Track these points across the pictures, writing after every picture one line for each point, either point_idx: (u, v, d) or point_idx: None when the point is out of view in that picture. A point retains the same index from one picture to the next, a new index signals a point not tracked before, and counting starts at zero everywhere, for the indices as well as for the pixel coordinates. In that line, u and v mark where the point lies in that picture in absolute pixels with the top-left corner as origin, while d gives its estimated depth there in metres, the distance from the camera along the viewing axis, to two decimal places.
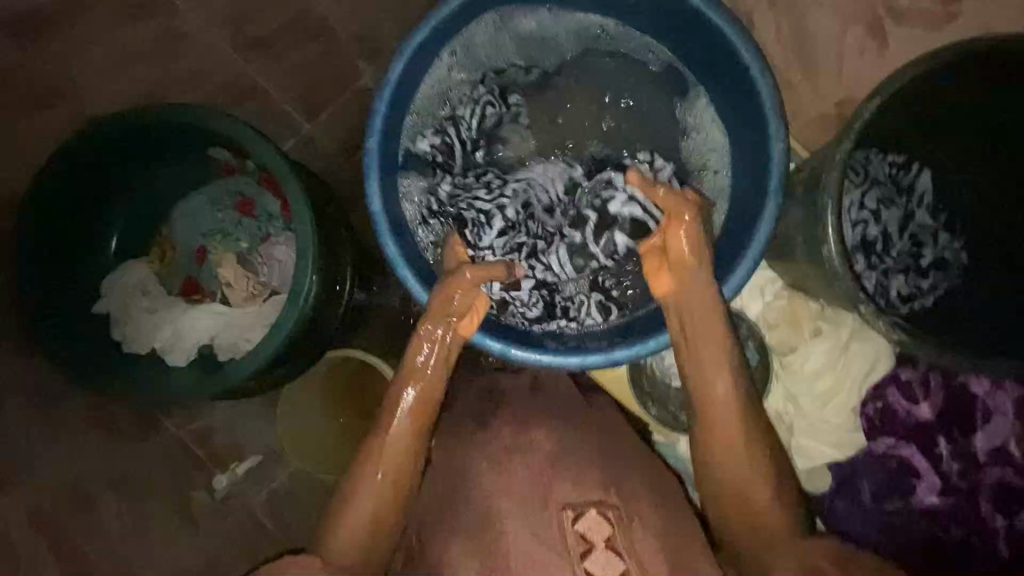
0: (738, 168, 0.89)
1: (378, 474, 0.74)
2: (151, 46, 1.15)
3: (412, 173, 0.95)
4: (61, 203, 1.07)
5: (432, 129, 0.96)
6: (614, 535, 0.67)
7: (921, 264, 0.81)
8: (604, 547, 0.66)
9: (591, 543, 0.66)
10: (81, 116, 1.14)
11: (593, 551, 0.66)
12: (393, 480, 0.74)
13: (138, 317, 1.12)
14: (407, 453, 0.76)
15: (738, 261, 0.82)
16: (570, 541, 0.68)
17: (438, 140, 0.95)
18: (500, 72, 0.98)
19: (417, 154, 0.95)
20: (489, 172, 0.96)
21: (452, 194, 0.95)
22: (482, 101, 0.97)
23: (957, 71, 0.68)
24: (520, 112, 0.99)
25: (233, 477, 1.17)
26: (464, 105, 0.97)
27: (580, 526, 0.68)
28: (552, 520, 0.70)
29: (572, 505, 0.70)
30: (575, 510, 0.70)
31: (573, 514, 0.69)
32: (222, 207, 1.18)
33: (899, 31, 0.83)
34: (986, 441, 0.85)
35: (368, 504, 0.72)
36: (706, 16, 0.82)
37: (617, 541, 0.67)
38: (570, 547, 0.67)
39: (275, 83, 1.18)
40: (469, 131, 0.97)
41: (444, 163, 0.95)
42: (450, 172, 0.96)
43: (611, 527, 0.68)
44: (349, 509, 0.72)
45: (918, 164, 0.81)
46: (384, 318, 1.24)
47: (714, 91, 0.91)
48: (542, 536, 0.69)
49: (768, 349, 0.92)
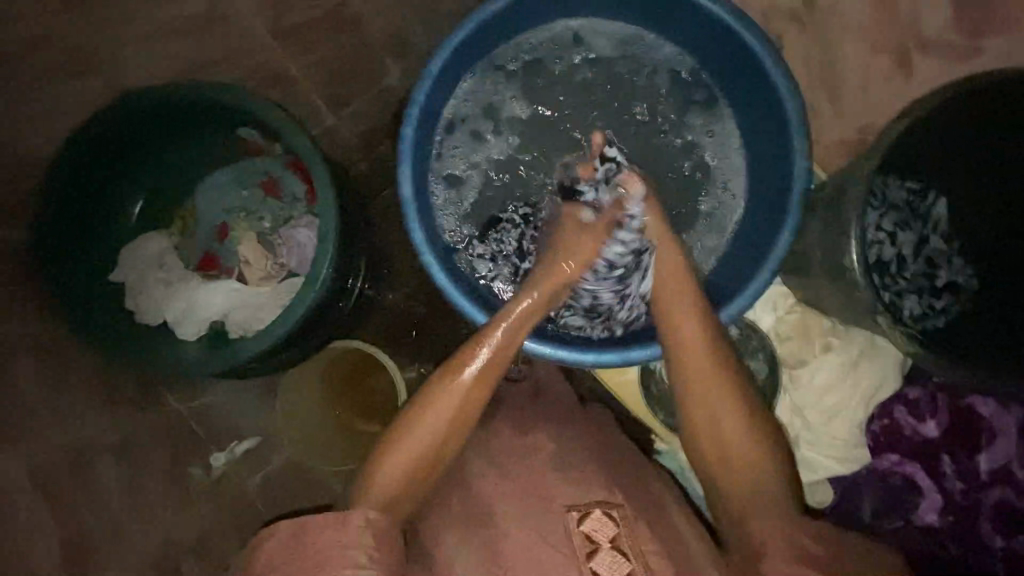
0: (757, 186, 0.93)
1: (424, 428, 0.77)
2: (192, 24, 1.18)
3: (449, 169, 0.99)
4: (88, 167, 1.08)
5: (454, 148, 0.99)
6: (618, 534, 0.66)
7: (934, 286, 0.84)
8: (610, 547, 0.65)
9: (596, 544, 0.66)
10: (117, 84, 1.16)
11: (599, 552, 0.65)
12: (406, 464, 0.75)
13: (154, 288, 1.13)
14: (454, 427, 0.78)
15: (757, 271, 0.84)
16: (575, 542, 0.67)
17: (463, 163, 0.99)
18: (520, 78, 1.00)
19: (452, 155, 0.99)
20: (512, 153, 1.00)
21: (481, 195, 0.99)
22: (490, 114, 1.00)
23: (983, 100, 0.71)
24: (532, 112, 1.00)
25: (231, 456, 1.19)
26: (477, 115, 0.99)
27: (585, 526, 0.67)
28: (558, 522, 0.69)
29: (577, 507, 0.70)
30: (580, 510, 0.69)
31: (579, 514, 0.68)
32: (247, 185, 1.19)
33: (925, 63, 0.85)
34: (989, 461, 0.86)
35: (387, 488, 0.74)
36: (739, 35, 0.85)
37: (623, 542, 0.66)
38: (576, 548, 0.66)
39: (308, 73, 1.21)
40: (484, 139, 1.00)
41: (475, 162, 1.00)
42: (485, 176, 0.99)
43: (617, 526, 0.67)
44: (374, 483, 0.74)
45: (935, 192, 0.84)
46: (399, 308, 1.25)
47: (743, 110, 0.94)
48: (551, 539, 0.68)
49: (778, 361, 0.93)
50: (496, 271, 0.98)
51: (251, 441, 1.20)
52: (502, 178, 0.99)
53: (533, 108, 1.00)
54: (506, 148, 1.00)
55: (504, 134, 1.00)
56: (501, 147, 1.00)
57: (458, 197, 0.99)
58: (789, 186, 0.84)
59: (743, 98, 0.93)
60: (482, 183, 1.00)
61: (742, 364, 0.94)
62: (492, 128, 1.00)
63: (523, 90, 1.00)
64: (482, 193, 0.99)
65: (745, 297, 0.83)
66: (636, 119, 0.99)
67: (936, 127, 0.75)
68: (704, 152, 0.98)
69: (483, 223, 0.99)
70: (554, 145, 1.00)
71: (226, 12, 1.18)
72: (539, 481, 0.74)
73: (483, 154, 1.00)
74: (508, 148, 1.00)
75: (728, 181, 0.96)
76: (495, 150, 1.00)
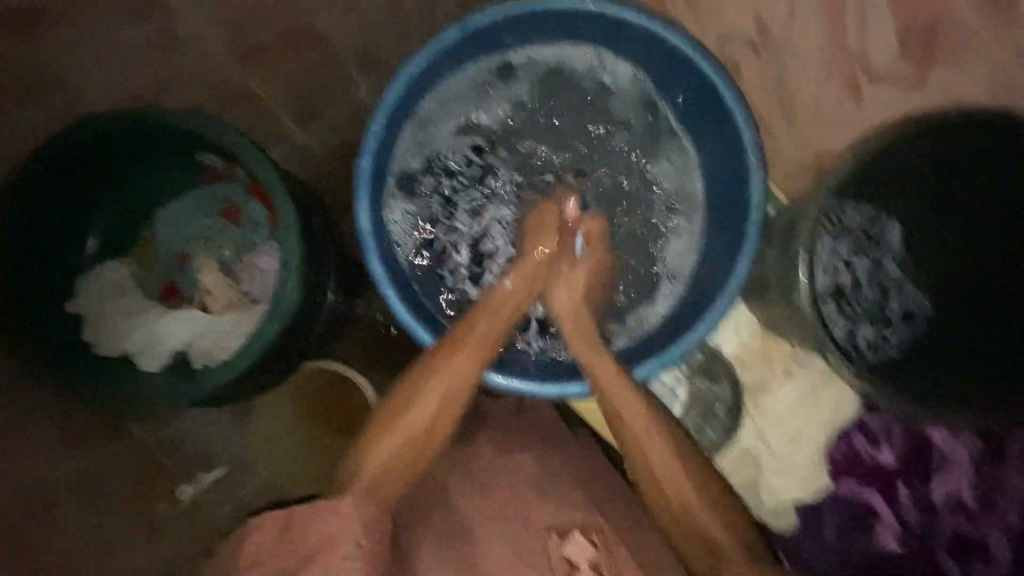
0: (714, 210, 0.94)
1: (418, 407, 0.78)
2: (146, 48, 1.15)
3: (434, 156, 1.00)
4: (42, 199, 1.05)
5: (422, 174, 1.00)
6: (595, 556, 0.70)
7: (888, 315, 0.86)
8: (584, 570, 0.67)
9: (576, 566, 0.72)
10: (69, 112, 1.13)
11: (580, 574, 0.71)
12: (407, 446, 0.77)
13: (113, 320, 1.10)
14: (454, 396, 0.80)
15: (717, 296, 0.85)
16: None
17: (430, 182, 1.00)
18: (484, 101, 1.01)
19: (437, 142, 1.00)
20: (481, 165, 1.01)
21: (446, 203, 1.00)
22: (455, 134, 1.01)
23: (933, 137, 0.70)
24: (496, 134, 1.02)
25: (198, 488, 1.16)
26: (442, 135, 1.00)
27: (565, 548, 0.71)
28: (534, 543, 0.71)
29: (555, 528, 0.73)
30: (559, 533, 0.73)
31: (558, 537, 0.72)
32: (209, 213, 1.17)
33: (875, 91, 0.79)
34: (943, 490, 0.87)
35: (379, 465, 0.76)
36: (693, 61, 0.85)
37: None
38: None
39: (269, 91, 1.18)
40: (451, 160, 1.01)
41: (441, 179, 1.00)
42: (465, 173, 1.01)
43: (592, 548, 0.69)
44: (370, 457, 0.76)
45: (890, 219, 0.85)
46: (365, 333, 1.23)
47: (700, 134, 0.95)
48: None
49: (741, 389, 0.93)
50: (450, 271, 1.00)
51: (220, 471, 1.17)
52: (489, 174, 1.01)
53: (496, 129, 1.02)
54: (471, 161, 1.01)
55: (471, 153, 1.01)
56: (465, 164, 1.01)
57: (432, 186, 1.00)
58: (745, 214, 0.85)
59: (699, 121, 0.94)
60: (444, 193, 1.00)
61: (707, 388, 0.94)
62: (458, 151, 1.01)
63: (484, 114, 1.01)
64: (455, 185, 1.00)
65: (707, 323, 0.84)
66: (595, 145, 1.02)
67: (894, 160, 0.75)
68: (665, 176, 0.99)
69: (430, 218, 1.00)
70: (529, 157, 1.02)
71: (182, 35, 1.16)
72: (513, 505, 0.74)
73: (450, 174, 1.01)
74: (477, 160, 1.01)
75: (690, 212, 0.98)
76: (463, 167, 1.01)
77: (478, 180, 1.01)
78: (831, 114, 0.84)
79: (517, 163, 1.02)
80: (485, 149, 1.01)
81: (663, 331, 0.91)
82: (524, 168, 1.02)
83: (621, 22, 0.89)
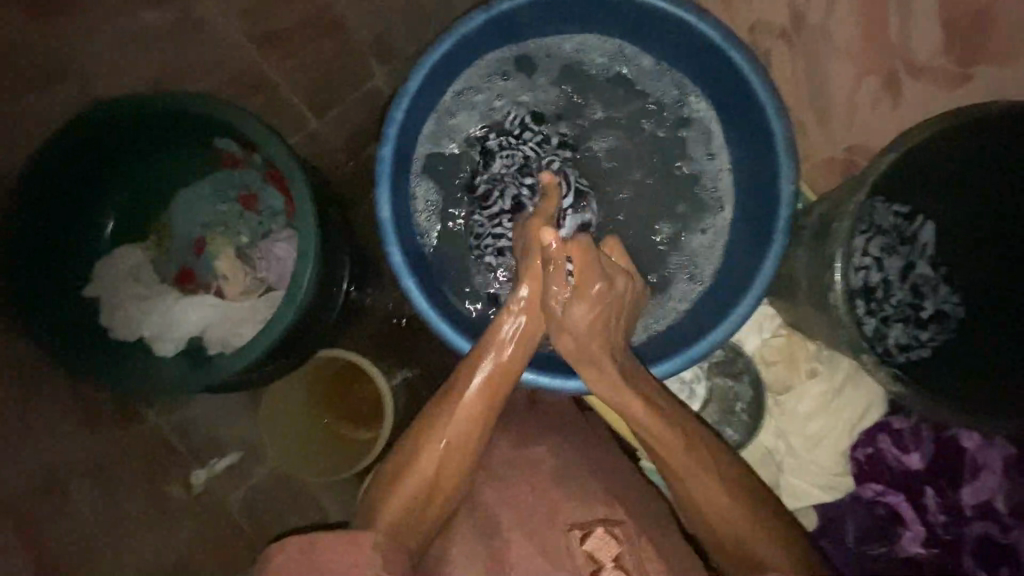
0: (743, 206, 0.92)
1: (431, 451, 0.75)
2: (164, 32, 1.13)
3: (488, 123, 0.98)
4: (61, 182, 1.04)
5: (443, 162, 0.98)
6: (622, 553, 0.65)
7: (921, 316, 0.84)
8: (612, 566, 0.65)
9: (600, 563, 0.65)
10: (88, 96, 1.12)
11: (603, 570, 0.64)
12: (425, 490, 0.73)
13: (129, 305, 1.09)
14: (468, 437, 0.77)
15: (744, 294, 0.83)
16: (577, 559, 0.67)
17: (451, 169, 0.98)
18: (505, 87, 0.98)
19: (492, 108, 0.98)
20: (506, 150, 0.97)
21: (468, 189, 0.98)
22: (476, 121, 0.98)
23: (960, 133, 0.69)
24: (519, 120, 0.98)
25: (211, 474, 1.19)
26: (463, 123, 0.98)
27: (588, 545, 0.66)
28: (560, 538, 0.69)
29: (581, 524, 0.69)
30: (583, 529, 0.68)
31: (581, 533, 0.67)
32: (226, 199, 1.16)
33: (914, 86, 0.78)
34: (972, 496, 0.86)
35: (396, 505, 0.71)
36: (725, 52, 0.83)
37: (626, 560, 0.65)
38: (579, 565, 0.66)
39: (287, 77, 1.17)
40: (472, 147, 0.98)
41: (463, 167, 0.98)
42: (488, 158, 0.97)
43: (620, 543, 0.66)
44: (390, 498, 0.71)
45: (922, 216, 0.83)
46: (380, 319, 1.23)
47: (728, 130, 0.93)
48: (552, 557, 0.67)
49: (764, 386, 0.93)
50: (472, 261, 0.97)
51: (231, 458, 1.20)
52: (513, 158, 0.97)
53: (519, 114, 0.98)
54: (494, 144, 0.97)
55: (492, 137, 0.97)
56: (487, 149, 0.97)
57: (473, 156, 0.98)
58: (774, 211, 0.83)
59: (728, 116, 0.92)
60: (466, 180, 0.98)
61: (727, 386, 0.94)
62: (478, 137, 0.98)
63: (506, 100, 0.98)
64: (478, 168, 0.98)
65: (731, 321, 0.82)
66: (621, 134, 0.98)
67: (920, 157, 0.74)
68: (693, 168, 0.96)
69: (452, 206, 0.98)
70: (556, 140, 0.97)
71: (200, 20, 1.14)
72: (537, 498, 0.73)
73: (473, 160, 0.98)
74: (499, 143, 0.97)
75: (720, 207, 0.95)
76: (486, 152, 0.97)
77: (501, 164, 0.97)
78: (866, 108, 0.82)
79: (543, 147, 0.97)
80: (508, 134, 0.97)
81: (697, 326, 0.89)
82: (549, 149, 0.97)
83: (663, 14, 0.87)
